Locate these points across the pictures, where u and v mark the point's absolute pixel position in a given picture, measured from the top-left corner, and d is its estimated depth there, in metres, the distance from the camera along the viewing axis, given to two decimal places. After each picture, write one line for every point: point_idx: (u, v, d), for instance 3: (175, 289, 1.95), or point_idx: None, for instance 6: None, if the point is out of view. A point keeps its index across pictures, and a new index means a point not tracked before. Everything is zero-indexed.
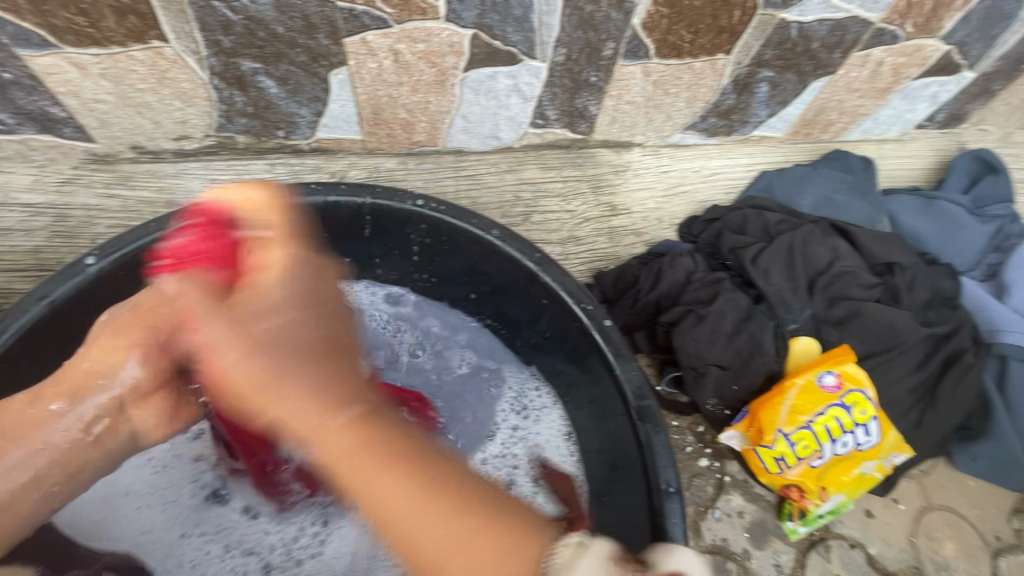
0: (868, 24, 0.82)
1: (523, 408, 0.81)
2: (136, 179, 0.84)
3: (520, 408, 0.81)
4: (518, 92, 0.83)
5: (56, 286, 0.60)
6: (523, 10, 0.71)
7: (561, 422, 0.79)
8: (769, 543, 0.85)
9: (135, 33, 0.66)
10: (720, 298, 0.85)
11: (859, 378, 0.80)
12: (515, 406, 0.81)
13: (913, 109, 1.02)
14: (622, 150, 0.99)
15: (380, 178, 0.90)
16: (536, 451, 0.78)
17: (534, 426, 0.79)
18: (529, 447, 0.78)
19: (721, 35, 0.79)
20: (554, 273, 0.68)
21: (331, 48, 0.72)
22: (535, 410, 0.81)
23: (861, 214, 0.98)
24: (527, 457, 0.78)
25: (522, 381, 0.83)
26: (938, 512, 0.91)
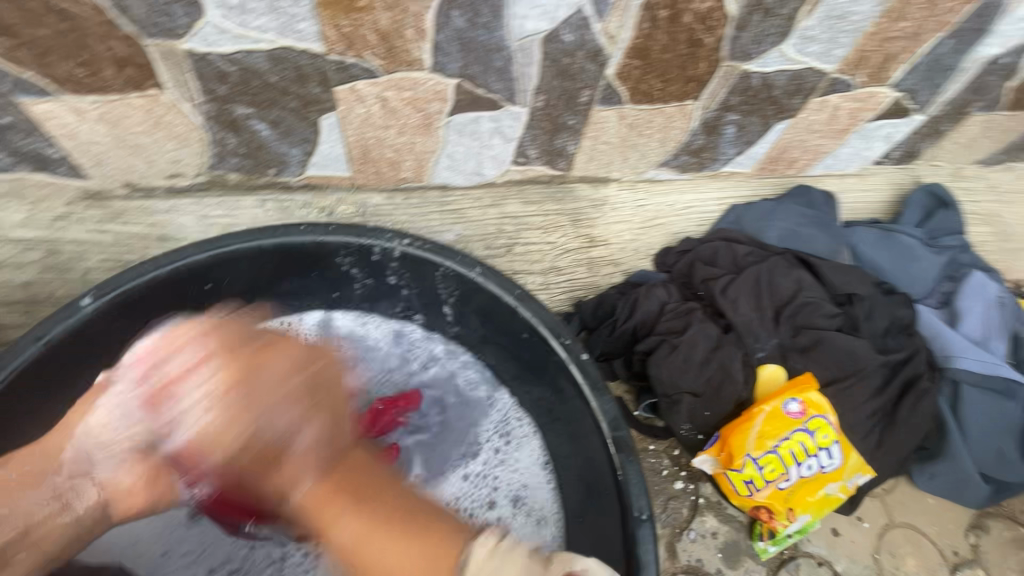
0: (824, 74, 0.88)
1: (505, 434, 0.84)
2: (127, 216, 0.86)
3: (503, 434, 0.84)
4: (500, 134, 0.88)
5: (50, 327, 0.63)
6: (504, 62, 0.76)
7: (540, 448, 0.82)
8: (741, 562, 0.89)
9: (133, 82, 0.69)
10: (692, 328, 0.90)
11: (821, 404, 0.85)
12: (498, 432, 0.84)
13: (870, 147, 1.09)
14: (599, 185, 1.02)
15: (365, 214, 0.95)
16: (515, 476, 0.82)
17: (514, 452, 0.83)
18: (509, 471, 0.82)
19: (689, 83, 0.85)
20: (533, 309, 0.72)
21: (321, 95, 0.76)
22: (516, 436, 0.84)
23: (824, 247, 1.05)
24: (507, 481, 0.81)
25: (506, 408, 0.85)
26: (900, 530, 0.97)
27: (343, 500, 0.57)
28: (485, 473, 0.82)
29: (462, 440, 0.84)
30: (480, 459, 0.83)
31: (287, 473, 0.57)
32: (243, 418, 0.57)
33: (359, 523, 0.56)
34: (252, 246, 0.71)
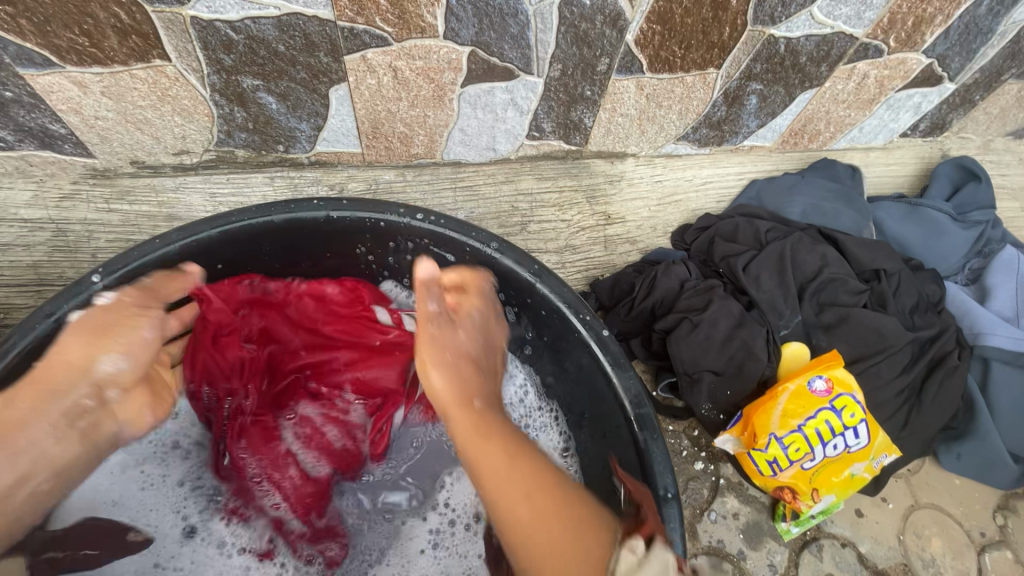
0: (853, 39, 0.84)
1: (526, 422, 0.82)
2: (136, 194, 0.85)
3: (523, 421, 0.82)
4: (514, 105, 0.85)
5: (62, 303, 0.60)
6: (519, 28, 0.73)
7: (560, 435, 0.80)
8: (763, 544, 0.87)
9: (137, 52, 0.67)
10: (713, 305, 0.88)
11: (848, 382, 0.83)
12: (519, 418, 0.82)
13: (897, 119, 1.05)
14: (615, 160, 1.01)
15: (378, 190, 0.92)
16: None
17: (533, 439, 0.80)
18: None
19: (712, 50, 0.81)
20: (553, 285, 0.70)
21: (331, 65, 0.73)
22: (535, 424, 0.81)
23: (850, 222, 1.01)
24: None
25: (526, 399, 0.83)
26: (925, 511, 0.94)
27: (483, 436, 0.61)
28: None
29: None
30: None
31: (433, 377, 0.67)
32: (472, 339, 0.72)
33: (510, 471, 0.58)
34: (262, 221, 0.68)
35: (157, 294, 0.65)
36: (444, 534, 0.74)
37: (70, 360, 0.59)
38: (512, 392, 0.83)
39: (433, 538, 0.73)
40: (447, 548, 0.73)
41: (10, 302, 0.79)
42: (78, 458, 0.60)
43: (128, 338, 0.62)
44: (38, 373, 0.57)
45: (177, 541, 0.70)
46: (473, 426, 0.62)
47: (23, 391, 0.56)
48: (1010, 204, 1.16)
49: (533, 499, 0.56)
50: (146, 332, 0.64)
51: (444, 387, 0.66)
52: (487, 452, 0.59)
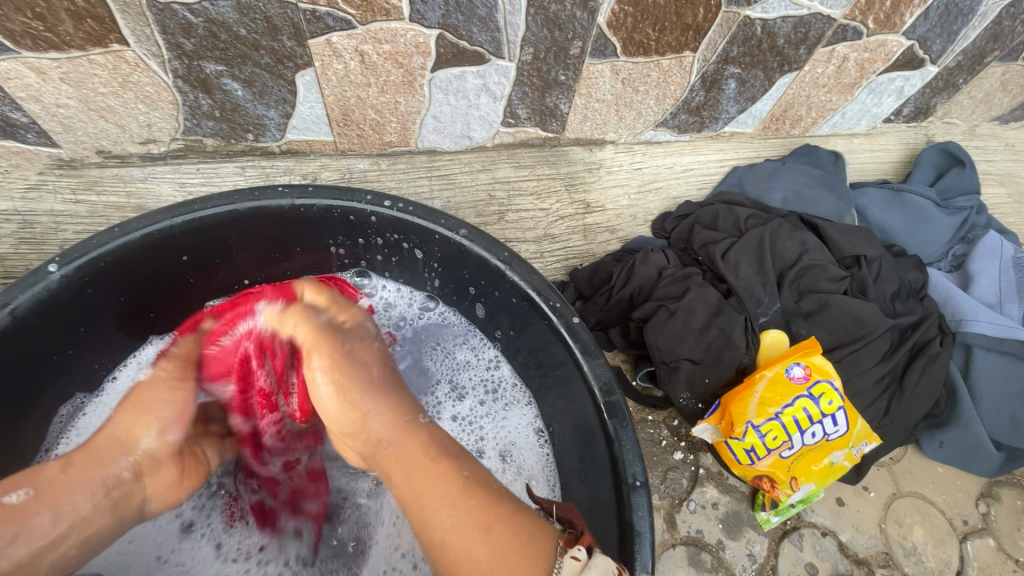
0: (831, 20, 0.83)
1: (495, 392, 0.81)
2: (103, 184, 0.83)
3: (491, 390, 0.81)
4: (487, 91, 0.84)
5: (17, 294, 0.59)
6: (487, 10, 0.71)
7: (532, 414, 0.79)
8: (742, 533, 0.86)
9: (94, 36, 0.65)
10: (691, 293, 0.87)
11: (826, 369, 0.82)
12: (484, 385, 0.81)
13: (880, 103, 1.04)
14: (594, 148, 1.00)
15: (352, 179, 0.90)
16: (504, 434, 0.78)
17: (503, 412, 0.80)
18: (497, 427, 0.78)
19: (687, 32, 0.80)
20: (522, 272, 0.69)
21: (296, 49, 0.72)
22: (507, 398, 0.81)
23: (831, 209, 1.00)
24: (495, 436, 0.78)
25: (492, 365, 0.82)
26: (908, 499, 0.94)
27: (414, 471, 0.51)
28: (470, 421, 0.79)
29: (449, 386, 0.81)
30: (465, 404, 0.80)
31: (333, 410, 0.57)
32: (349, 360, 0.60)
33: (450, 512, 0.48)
34: (225, 210, 0.67)
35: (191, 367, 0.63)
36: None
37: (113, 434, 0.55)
38: (483, 359, 0.83)
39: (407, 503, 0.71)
40: None
41: None
42: (104, 533, 0.53)
43: (166, 411, 0.58)
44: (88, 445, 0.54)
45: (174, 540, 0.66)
46: (406, 454, 0.53)
47: (74, 458, 0.53)
48: (996, 189, 1.15)
49: (487, 532, 0.46)
50: (186, 407, 0.60)
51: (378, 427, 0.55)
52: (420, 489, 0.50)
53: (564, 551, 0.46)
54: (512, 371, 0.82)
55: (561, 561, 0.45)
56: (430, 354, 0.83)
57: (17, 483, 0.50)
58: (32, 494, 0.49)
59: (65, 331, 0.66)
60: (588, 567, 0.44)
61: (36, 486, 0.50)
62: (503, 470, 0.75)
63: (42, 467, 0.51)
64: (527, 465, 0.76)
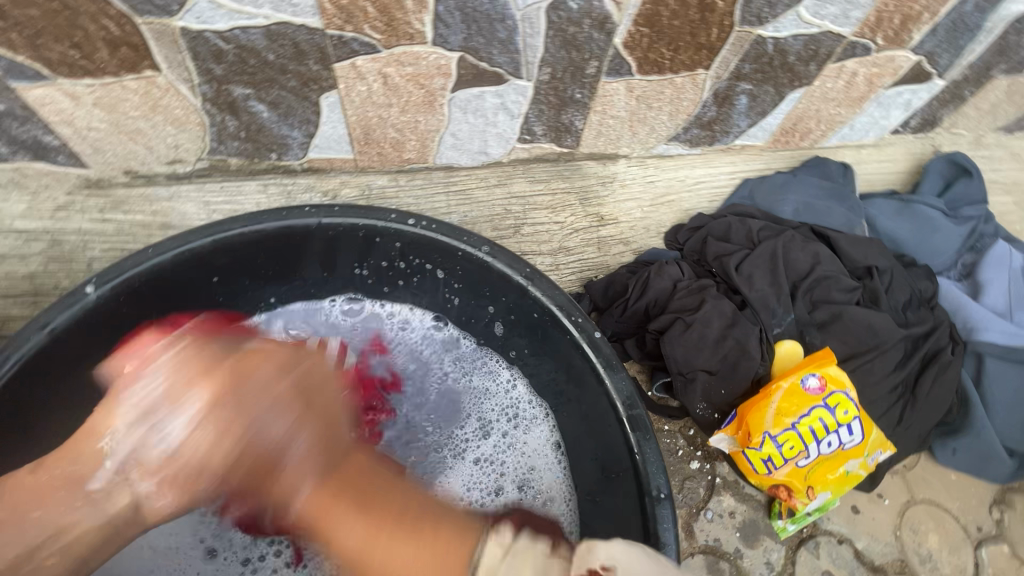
0: (840, 38, 0.85)
1: (515, 419, 0.82)
2: (130, 204, 0.85)
3: (512, 418, 0.82)
4: (505, 109, 0.85)
5: (56, 315, 0.61)
6: (507, 33, 0.73)
7: (549, 430, 0.81)
8: (759, 541, 0.88)
9: (128, 63, 0.67)
10: (706, 305, 0.88)
11: (841, 380, 0.83)
12: (506, 415, 0.82)
13: (887, 115, 1.06)
14: (608, 162, 1.02)
15: (371, 195, 0.92)
16: (522, 458, 0.79)
17: (521, 436, 0.81)
18: (517, 457, 0.80)
19: (700, 51, 0.82)
20: (544, 288, 0.71)
21: (321, 73, 0.74)
22: (525, 419, 0.82)
23: (841, 220, 1.02)
24: (513, 466, 0.79)
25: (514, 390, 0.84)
26: (922, 506, 0.95)
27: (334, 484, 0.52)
28: (489, 459, 0.80)
29: (476, 421, 0.82)
30: (490, 442, 0.81)
31: (285, 483, 0.54)
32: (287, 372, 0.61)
33: (366, 522, 0.49)
34: (254, 230, 0.69)
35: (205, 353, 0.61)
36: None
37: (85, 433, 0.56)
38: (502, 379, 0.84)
39: None
40: None
41: (7, 313, 0.79)
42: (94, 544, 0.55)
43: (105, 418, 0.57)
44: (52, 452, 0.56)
45: (200, 560, 0.68)
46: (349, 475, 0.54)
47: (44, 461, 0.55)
48: (1003, 198, 1.17)
49: (378, 536, 0.48)
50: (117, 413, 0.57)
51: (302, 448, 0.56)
52: (335, 510, 0.51)
53: (484, 536, 0.47)
54: (529, 388, 0.83)
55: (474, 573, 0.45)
56: (443, 373, 0.85)
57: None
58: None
59: (100, 349, 0.68)
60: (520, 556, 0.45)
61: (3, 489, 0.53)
62: (522, 501, 0.77)
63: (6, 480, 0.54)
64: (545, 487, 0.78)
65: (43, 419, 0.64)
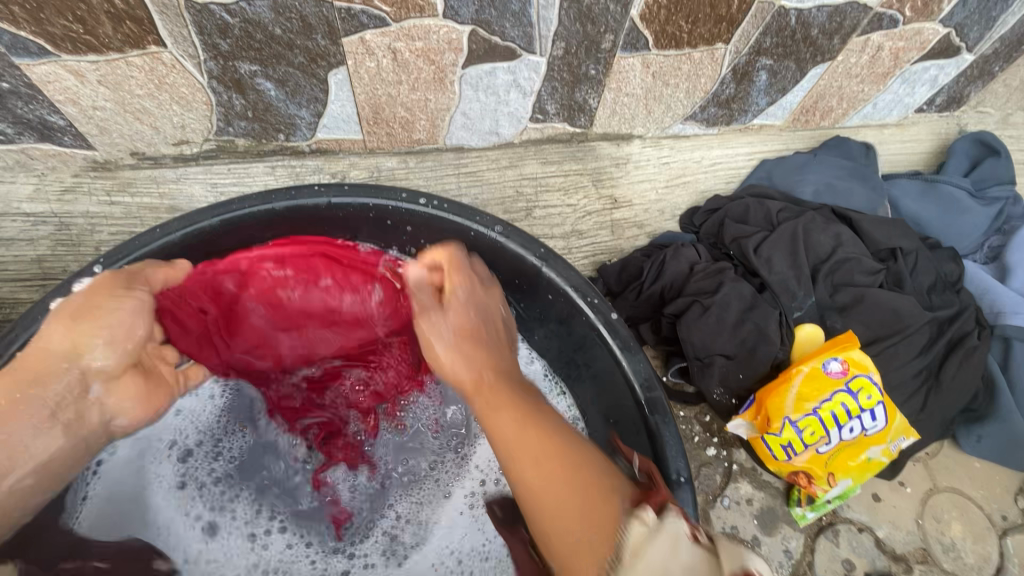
0: (867, 9, 0.82)
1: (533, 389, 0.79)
2: (137, 186, 0.84)
3: None
4: (517, 87, 0.83)
5: (63, 295, 0.59)
6: (520, 5, 0.71)
7: (567, 403, 0.78)
8: (777, 529, 0.86)
9: (132, 38, 0.66)
10: (724, 288, 0.86)
11: (865, 363, 0.80)
12: None
13: (912, 93, 1.02)
14: (621, 143, 0.99)
15: (381, 178, 0.90)
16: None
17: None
18: None
19: (720, 24, 0.79)
20: (559, 269, 0.68)
21: (329, 48, 0.72)
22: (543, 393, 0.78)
23: (862, 201, 0.99)
24: None
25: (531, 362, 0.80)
26: (945, 494, 0.92)
27: (505, 403, 0.58)
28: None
29: None
30: None
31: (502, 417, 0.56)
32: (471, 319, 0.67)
33: (529, 442, 0.53)
34: (263, 210, 0.67)
35: (139, 273, 0.61)
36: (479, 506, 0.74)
37: (53, 346, 0.55)
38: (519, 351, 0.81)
39: (468, 500, 0.74)
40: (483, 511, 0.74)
41: (15, 297, 0.80)
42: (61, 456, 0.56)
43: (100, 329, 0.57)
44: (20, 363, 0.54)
45: (200, 540, 0.68)
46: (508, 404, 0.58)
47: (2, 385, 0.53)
48: None
49: (543, 468, 0.51)
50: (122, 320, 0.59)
51: (458, 370, 0.63)
52: (497, 417, 0.56)
53: (634, 511, 0.46)
54: (551, 362, 0.80)
55: (630, 517, 0.45)
56: None
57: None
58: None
59: None
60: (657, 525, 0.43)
61: None
62: None
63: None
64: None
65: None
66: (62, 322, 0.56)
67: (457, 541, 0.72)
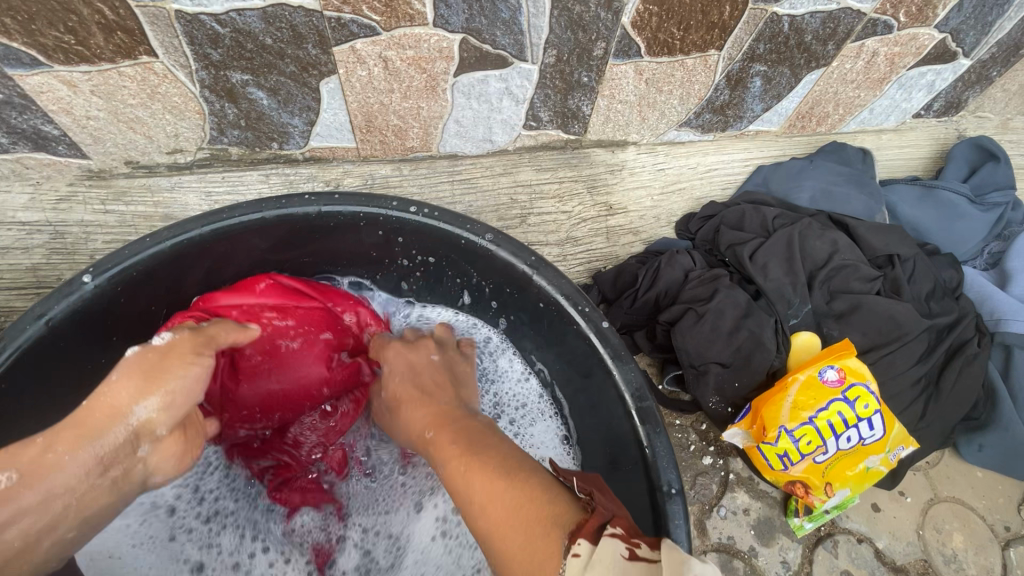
0: (860, 15, 0.81)
1: (522, 407, 0.80)
2: (131, 195, 0.84)
3: (519, 406, 0.80)
4: (510, 94, 0.83)
5: (53, 304, 0.59)
6: (510, 13, 0.71)
7: (556, 426, 0.79)
8: (775, 540, 0.85)
9: (124, 49, 0.66)
10: (719, 295, 0.85)
11: (861, 372, 0.79)
12: (513, 401, 0.80)
13: (909, 98, 1.02)
14: (616, 149, 0.99)
15: (374, 185, 0.90)
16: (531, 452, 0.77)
17: (528, 428, 0.78)
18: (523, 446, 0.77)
19: (712, 30, 0.78)
20: (550, 277, 0.68)
21: (320, 57, 0.72)
22: (532, 413, 0.79)
23: (860, 207, 0.98)
24: None
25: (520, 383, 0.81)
26: (945, 504, 0.91)
27: (448, 445, 0.52)
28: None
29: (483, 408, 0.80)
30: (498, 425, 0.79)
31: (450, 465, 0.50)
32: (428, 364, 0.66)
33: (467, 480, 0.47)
34: (253, 219, 0.67)
35: (211, 342, 0.57)
36: (451, 523, 0.72)
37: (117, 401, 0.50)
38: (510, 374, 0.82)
39: (440, 526, 0.72)
40: (457, 537, 0.72)
41: (9, 305, 0.80)
42: (104, 511, 0.51)
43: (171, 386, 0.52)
44: (84, 414, 0.50)
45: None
46: (451, 440, 0.52)
47: (63, 433, 0.48)
48: None
49: (487, 506, 0.45)
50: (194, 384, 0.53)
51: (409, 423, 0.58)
52: (444, 464, 0.50)
53: (568, 547, 0.39)
54: (541, 384, 0.81)
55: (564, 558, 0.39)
56: None
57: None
58: (15, 478, 0.46)
59: (100, 341, 0.67)
60: (589, 561, 0.37)
61: (17, 470, 0.46)
62: None
63: (26, 446, 0.48)
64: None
65: (42, 412, 0.63)
66: (128, 376, 0.51)
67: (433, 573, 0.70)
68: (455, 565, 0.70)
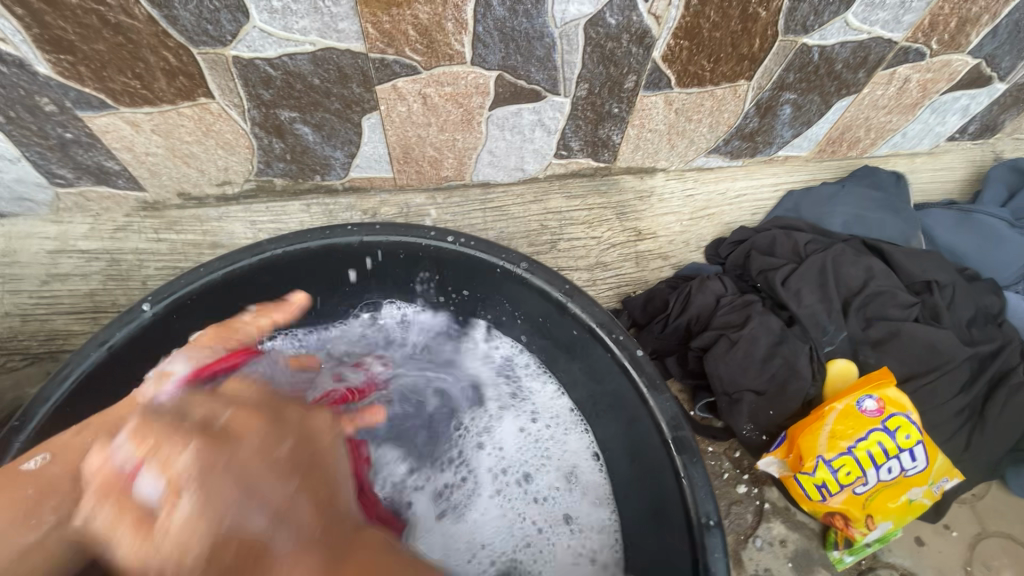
0: (891, 44, 0.82)
1: (555, 417, 0.81)
2: (182, 224, 0.89)
3: (553, 417, 0.81)
4: (542, 126, 0.86)
5: (114, 332, 0.63)
6: (545, 51, 0.73)
7: (589, 438, 0.79)
8: (814, 573, 0.83)
9: (184, 92, 0.71)
10: (752, 322, 0.85)
11: (901, 402, 0.78)
12: (547, 409, 0.81)
13: (943, 122, 1.01)
14: (645, 176, 1.00)
15: (409, 214, 0.93)
16: (565, 456, 0.78)
17: (562, 436, 0.79)
18: (559, 450, 0.78)
19: (742, 62, 0.80)
20: (584, 304, 0.69)
21: (363, 95, 0.76)
22: (565, 422, 0.80)
23: (895, 232, 0.97)
24: (557, 459, 0.78)
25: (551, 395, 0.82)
26: (994, 539, 0.88)
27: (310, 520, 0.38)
28: (536, 442, 0.79)
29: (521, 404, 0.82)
30: (535, 424, 0.80)
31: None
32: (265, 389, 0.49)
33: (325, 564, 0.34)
34: (299, 248, 0.70)
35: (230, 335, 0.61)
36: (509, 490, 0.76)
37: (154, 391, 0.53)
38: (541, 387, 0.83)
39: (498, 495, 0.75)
40: (515, 506, 0.74)
41: (68, 329, 0.84)
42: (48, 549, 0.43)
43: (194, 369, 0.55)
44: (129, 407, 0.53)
45: None
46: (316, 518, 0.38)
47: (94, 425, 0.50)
48: None
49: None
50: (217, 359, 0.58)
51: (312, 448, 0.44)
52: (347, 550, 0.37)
53: None
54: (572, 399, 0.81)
55: None
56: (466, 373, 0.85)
57: (37, 449, 0.49)
58: (48, 459, 0.48)
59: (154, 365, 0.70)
60: None
61: (51, 451, 0.48)
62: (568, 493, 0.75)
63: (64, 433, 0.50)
64: (589, 485, 0.76)
65: None
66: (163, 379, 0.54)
67: (489, 534, 0.72)
68: (509, 529, 0.73)
